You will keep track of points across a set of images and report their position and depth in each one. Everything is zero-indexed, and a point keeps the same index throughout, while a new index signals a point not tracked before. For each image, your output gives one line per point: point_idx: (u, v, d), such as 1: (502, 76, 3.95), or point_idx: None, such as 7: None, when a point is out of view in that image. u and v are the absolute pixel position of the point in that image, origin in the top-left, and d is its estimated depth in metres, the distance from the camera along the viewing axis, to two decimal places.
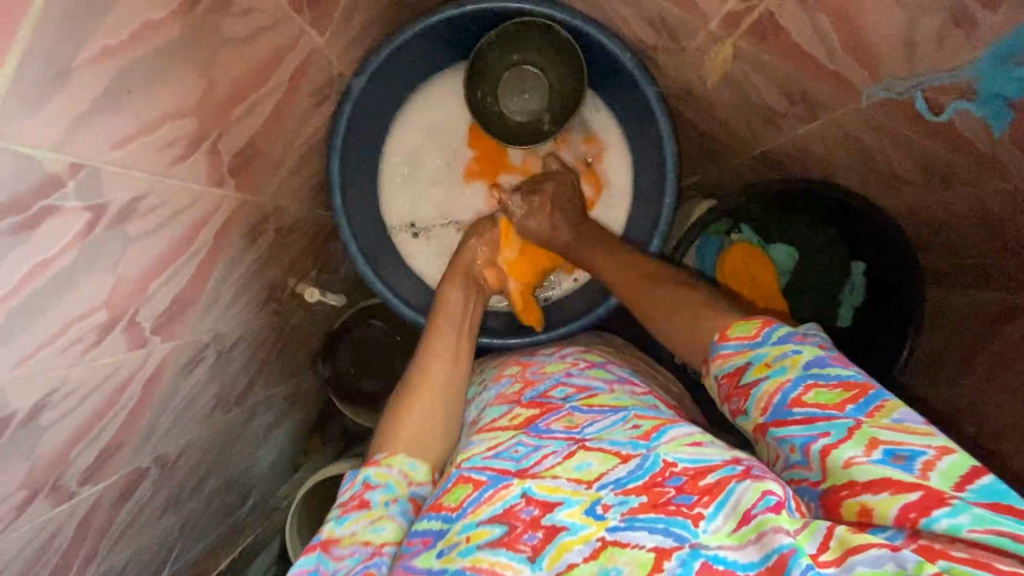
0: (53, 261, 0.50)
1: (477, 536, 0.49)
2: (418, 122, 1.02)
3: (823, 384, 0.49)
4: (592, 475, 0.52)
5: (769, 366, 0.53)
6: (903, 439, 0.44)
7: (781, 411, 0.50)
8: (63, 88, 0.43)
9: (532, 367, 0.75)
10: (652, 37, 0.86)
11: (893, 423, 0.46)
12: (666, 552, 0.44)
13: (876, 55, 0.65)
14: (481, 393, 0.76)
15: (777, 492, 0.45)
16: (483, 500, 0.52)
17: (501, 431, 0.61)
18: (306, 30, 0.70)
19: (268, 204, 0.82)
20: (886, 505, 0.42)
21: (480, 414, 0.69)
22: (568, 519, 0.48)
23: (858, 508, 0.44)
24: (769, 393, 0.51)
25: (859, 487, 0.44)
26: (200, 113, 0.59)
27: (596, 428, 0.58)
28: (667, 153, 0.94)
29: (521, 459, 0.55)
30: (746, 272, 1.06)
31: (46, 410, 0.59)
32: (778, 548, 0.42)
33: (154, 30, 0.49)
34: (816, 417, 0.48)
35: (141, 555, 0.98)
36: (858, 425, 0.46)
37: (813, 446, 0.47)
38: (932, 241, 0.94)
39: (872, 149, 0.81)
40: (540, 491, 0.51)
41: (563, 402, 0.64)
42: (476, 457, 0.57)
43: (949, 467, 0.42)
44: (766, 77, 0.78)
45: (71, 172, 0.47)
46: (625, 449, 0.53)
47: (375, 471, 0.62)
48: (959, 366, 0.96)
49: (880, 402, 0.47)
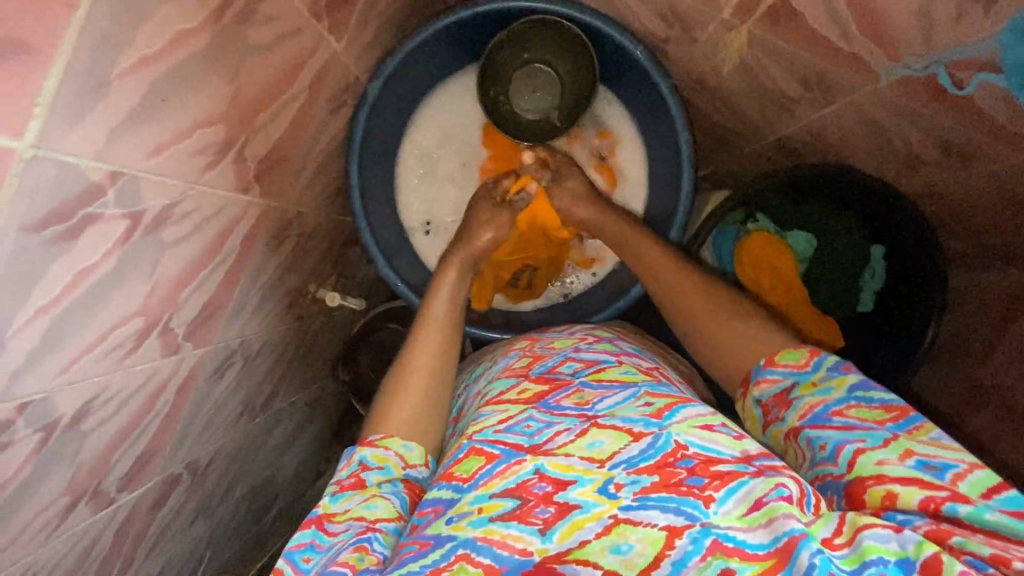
0: (94, 268, 0.51)
1: (489, 509, 0.49)
2: (433, 124, 1.04)
3: (865, 405, 0.52)
4: (605, 454, 0.52)
5: (815, 387, 0.55)
6: (936, 452, 0.47)
7: (820, 418, 0.53)
8: (102, 97, 0.44)
9: (540, 343, 0.76)
10: (664, 29, 0.86)
11: (931, 439, 0.48)
12: (677, 531, 0.45)
13: (894, 34, 0.64)
14: (491, 367, 0.77)
15: (790, 486, 0.46)
16: (495, 474, 0.52)
17: (510, 404, 0.61)
18: (325, 36, 0.72)
19: (290, 210, 0.84)
20: (911, 493, 0.45)
21: (488, 386, 0.70)
22: (581, 497, 0.49)
23: (882, 494, 0.46)
24: (810, 404, 0.54)
25: (888, 478, 0.46)
26: (228, 120, 0.61)
27: (607, 404, 0.58)
28: (682, 142, 0.93)
29: (534, 435, 0.55)
30: (764, 261, 1.05)
31: (87, 416, 0.60)
32: (789, 532, 0.44)
33: (186, 39, 0.50)
34: (854, 426, 0.51)
35: (175, 560, 1.00)
36: (895, 437, 0.49)
37: (846, 447, 0.49)
38: (952, 222, 0.94)
39: (891, 130, 0.81)
40: (553, 468, 0.51)
41: (572, 377, 0.64)
42: (487, 430, 0.57)
43: (977, 479, 0.45)
44: (781, 62, 0.78)
45: (111, 180, 0.48)
46: (637, 426, 0.53)
47: (371, 453, 0.62)
48: (983, 346, 0.95)
49: (918, 422, 0.50)
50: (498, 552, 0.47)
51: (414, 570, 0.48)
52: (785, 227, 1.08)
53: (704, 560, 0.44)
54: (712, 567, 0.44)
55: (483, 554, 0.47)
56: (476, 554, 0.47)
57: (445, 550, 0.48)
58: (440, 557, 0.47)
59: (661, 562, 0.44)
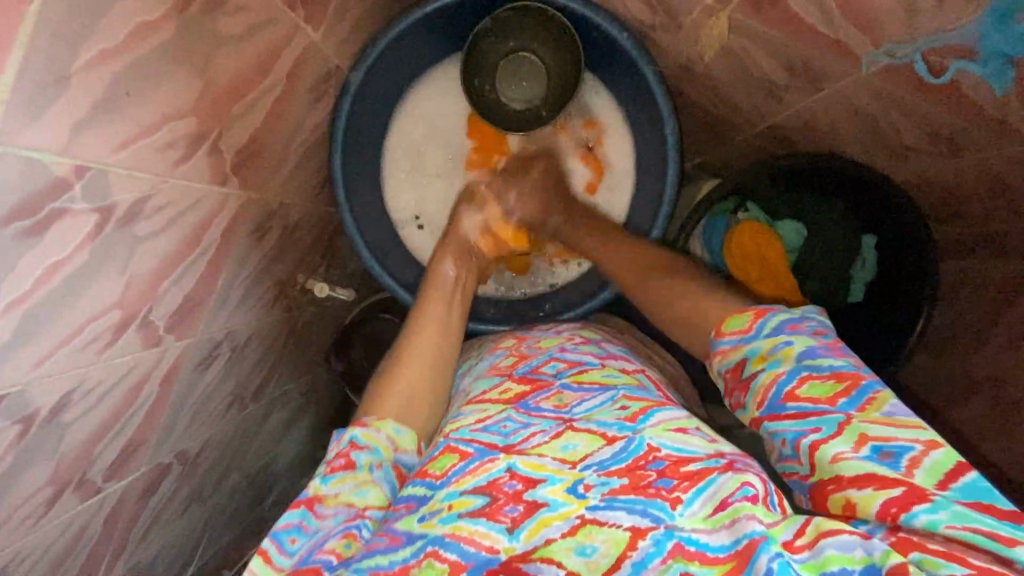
0: (65, 262, 0.51)
1: (459, 506, 0.49)
2: (418, 115, 1.03)
3: (817, 378, 0.52)
4: (577, 456, 0.52)
5: (765, 362, 0.55)
6: (892, 434, 0.46)
7: (775, 404, 0.53)
8: (63, 90, 0.44)
9: (527, 342, 0.77)
10: (648, 15, 0.85)
11: (883, 417, 0.48)
12: (641, 532, 0.45)
13: (877, 20, 0.63)
14: (477, 364, 0.77)
15: (755, 486, 0.47)
16: (467, 471, 0.52)
17: (490, 404, 0.62)
18: (301, 25, 0.71)
19: (273, 202, 0.84)
20: (869, 500, 0.44)
21: (472, 384, 0.70)
22: (549, 495, 0.49)
23: (843, 502, 0.45)
24: (765, 385, 0.54)
25: (846, 481, 0.46)
26: (200, 113, 0.60)
27: (584, 408, 0.59)
28: (668, 131, 0.92)
29: (509, 435, 0.56)
30: (753, 251, 1.04)
31: (67, 408, 0.61)
32: (750, 534, 0.43)
33: (150, 31, 0.50)
34: (809, 411, 0.50)
35: (168, 547, 1.02)
36: (848, 420, 0.49)
37: (804, 440, 0.49)
38: (943, 210, 0.93)
39: (878, 119, 0.80)
40: (524, 466, 0.51)
41: (554, 379, 0.65)
42: (465, 428, 0.58)
43: (933, 463, 0.44)
44: (766, 49, 0.77)
45: (77, 175, 0.48)
46: (611, 430, 0.54)
47: (363, 433, 0.60)
48: (974, 337, 0.95)
49: (870, 395, 0.50)
50: (465, 548, 0.47)
51: (382, 564, 0.48)
52: (777, 216, 1.07)
53: (665, 562, 0.44)
54: (672, 570, 0.43)
55: (451, 550, 0.47)
56: (444, 550, 0.47)
57: (415, 547, 0.48)
58: (411, 554, 0.48)
59: (623, 563, 0.44)
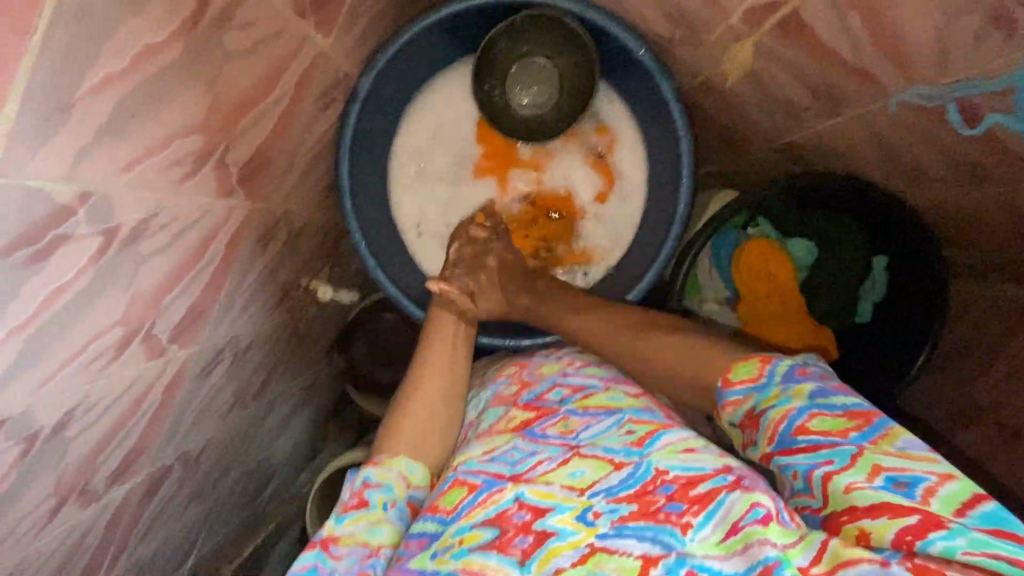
0: (68, 286, 0.50)
1: (469, 540, 0.50)
2: (426, 120, 1.01)
3: (828, 414, 0.50)
4: (585, 483, 0.52)
5: (775, 399, 0.53)
6: (906, 465, 0.45)
7: (786, 439, 0.50)
8: (66, 118, 0.42)
9: (528, 368, 0.74)
10: (669, 30, 0.82)
11: (897, 450, 0.46)
12: (653, 560, 0.45)
13: (907, 54, 0.61)
14: (481, 393, 0.76)
15: (766, 505, 0.45)
16: (477, 504, 0.52)
17: (497, 435, 0.61)
18: (310, 34, 0.69)
19: (279, 209, 0.82)
20: (884, 529, 0.42)
21: (480, 418, 0.69)
22: (558, 524, 0.49)
23: (856, 532, 0.43)
24: (775, 421, 0.51)
25: (860, 511, 0.44)
26: (207, 129, 0.59)
27: (591, 433, 0.58)
28: (683, 148, 0.91)
29: (516, 464, 0.55)
30: (761, 270, 1.04)
31: (71, 424, 0.60)
32: (765, 560, 0.43)
33: (156, 52, 0.48)
34: (820, 444, 0.48)
35: (168, 543, 1.02)
36: (860, 452, 0.47)
37: (816, 472, 0.47)
38: (956, 234, 0.91)
39: (898, 145, 0.78)
40: (533, 496, 0.51)
41: (558, 405, 0.64)
42: (471, 460, 0.58)
43: (949, 493, 0.42)
44: (788, 72, 0.75)
45: (80, 201, 0.47)
46: (619, 456, 0.54)
47: (375, 471, 0.62)
48: (976, 360, 0.96)
49: (883, 430, 0.48)
50: None
51: None
52: (787, 234, 1.06)
53: None
54: None
55: None
56: None
57: None
58: None
59: None
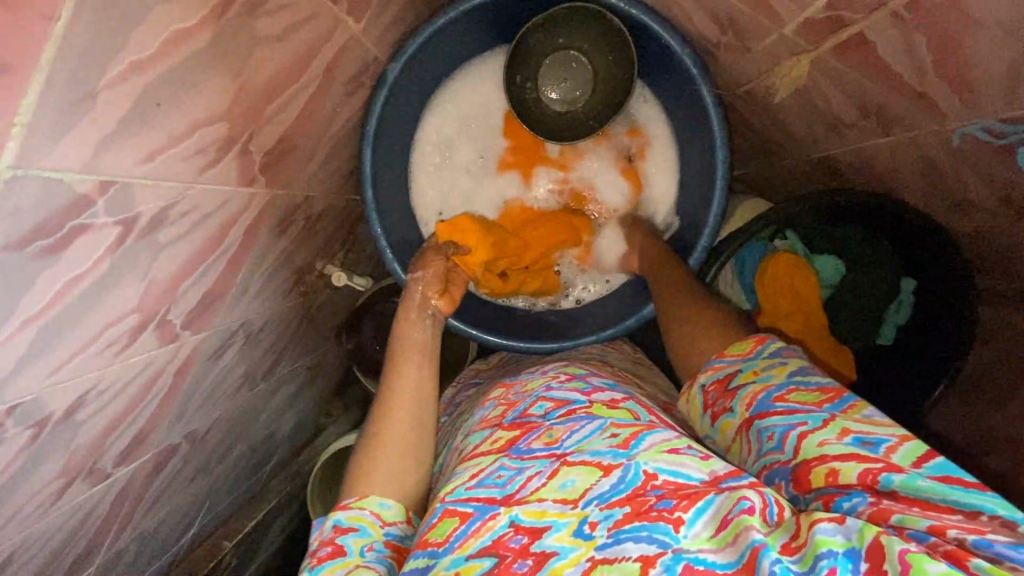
0: (84, 276, 0.48)
1: (467, 571, 0.48)
2: (452, 110, 0.97)
3: (804, 389, 0.53)
4: (576, 494, 0.50)
5: (756, 374, 0.57)
6: (872, 429, 0.48)
7: (764, 405, 0.54)
8: (89, 108, 0.40)
9: (515, 389, 0.70)
10: (716, 34, 0.78)
11: (864, 417, 0.49)
12: (650, 560, 0.44)
13: (976, 83, 0.57)
14: (467, 420, 0.71)
15: (752, 498, 0.45)
16: (470, 534, 0.50)
17: (483, 457, 0.58)
18: (343, 19, 0.66)
19: (299, 195, 0.80)
20: (850, 469, 0.46)
21: (464, 441, 0.65)
22: (556, 543, 0.48)
23: (824, 472, 0.47)
24: (754, 392, 0.55)
25: (829, 457, 0.47)
26: (232, 116, 0.56)
27: (575, 440, 0.56)
28: (719, 158, 0.87)
29: (506, 485, 0.53)
30: (787, 284, 1.00)
31: (82, 408, 0.59)
32: (751, 543, 0.43)
33: (186, 38, 0.46)
34: (796, 410, 0.52)
35: (173, 515, 1.03)
36: (832, 417, 0.50)
37: (791, 432, 0.50)
38: (993, 267, 0.88)
39: (948, 172, 0.74)
40: (527, 518, 0.49)
41: (543, 420, 0.60)
42: (460, 488, 0.54)
43: (908, 449, 0.46)
44: (840, 88, 0.71)
45: (100, 191, 0.45)
46: (607, 459, 0.52)
47: (346, 515, 0.59)
48: (996, 391, 0.94)
49: (851, 402, 0.51)
50: None
51: None
52: (814, 250, 1.03)
53: None
54: None
55: None
56: None
57: None
58: None
59: None
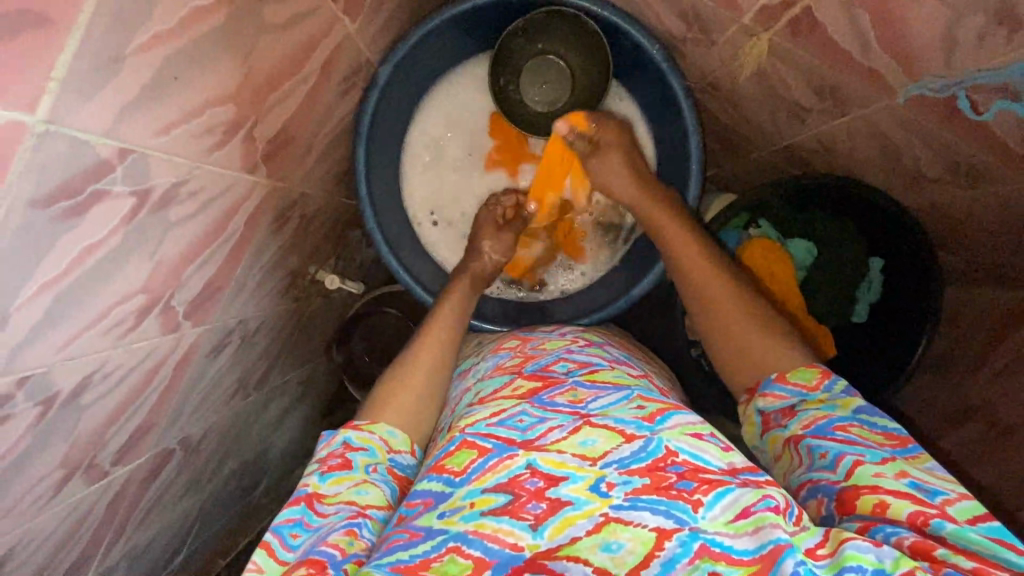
0: (99, 245, 0.50)
1: (481, 503, 0.49)
2: (442, 113, 1.03)
3: (867, 428, 0.56)
4: (597, 453, 0.52)
5: (821, 403, 0.59)
6: (928, 478, 0.50)
7: (823, 430, 0.56)
8: (115, 71, 0.43)
9: (532, 344, 0.74)
10: (683, 30, 0.85)
11: (925, 468, 0.51)
12: (667, 533, 0.46)
13: (914, 52, 0.65)
14: (479, 363, 0.75)
15: (776, 498, 0.48)
16: (487, 469, 0.52)
17: (503, 400, 0.61)
18: (338, 17, 0.71)
19: (295, 191, 0.83)
20: (902, 506, 0.47)
21: (479, 384, 0.69)
22: (572, 494, 0.49)
23: (873, 502, 0.49)
24: (814, 416, 0.58)
25: (881, 489, 0.49)
26: (240, 100, 0.60)
27: (600, 404, 0.59)
28: (693, 146, 0.93)
29: (527, 430, 0.55)
30: (765, 269, 1.06)
31: (87, 391, 0.59)
32: (775, 540, 0.45)
33: (202, 17, 0.49)
34: (855, 441, 0.54)
35: (163, 532, 1.00)
36: (891, 458, 0.52)
37: (847, 456, 0.53)
38: (953, 239, 0.94)
39: (902, 146, 0.81)
40: (545, 464, 0.51)
41: (565, 376, 0.65)
42: (480, 423, 0.57)
43: (964, 506, 0.47)
44: (796, 71, 0.78)
45: (120, 157, 0.47)
46: (630, 428, 0.54)
47: (356, 435, 0.62)
48: (968, 363, 0.98)
49: (914, 452, 0.53)
50: (488, 545, 0.47)
51: (404, 558, 0.48)
52: (787, 235, 1.09)
53: (693, 563, 0.45)
54: (700, 570, 0.45)
55: (475, 547, 0.47)
56: (467, 546, 0.47)
57: (437, 541, 0.48)
58: (431, 547, 0.48)
59: (652, 561, 0.46)
